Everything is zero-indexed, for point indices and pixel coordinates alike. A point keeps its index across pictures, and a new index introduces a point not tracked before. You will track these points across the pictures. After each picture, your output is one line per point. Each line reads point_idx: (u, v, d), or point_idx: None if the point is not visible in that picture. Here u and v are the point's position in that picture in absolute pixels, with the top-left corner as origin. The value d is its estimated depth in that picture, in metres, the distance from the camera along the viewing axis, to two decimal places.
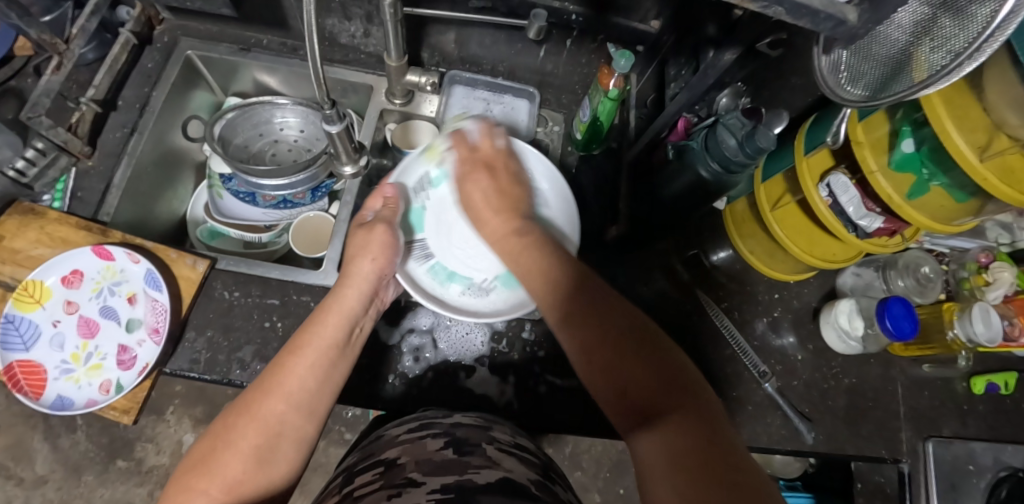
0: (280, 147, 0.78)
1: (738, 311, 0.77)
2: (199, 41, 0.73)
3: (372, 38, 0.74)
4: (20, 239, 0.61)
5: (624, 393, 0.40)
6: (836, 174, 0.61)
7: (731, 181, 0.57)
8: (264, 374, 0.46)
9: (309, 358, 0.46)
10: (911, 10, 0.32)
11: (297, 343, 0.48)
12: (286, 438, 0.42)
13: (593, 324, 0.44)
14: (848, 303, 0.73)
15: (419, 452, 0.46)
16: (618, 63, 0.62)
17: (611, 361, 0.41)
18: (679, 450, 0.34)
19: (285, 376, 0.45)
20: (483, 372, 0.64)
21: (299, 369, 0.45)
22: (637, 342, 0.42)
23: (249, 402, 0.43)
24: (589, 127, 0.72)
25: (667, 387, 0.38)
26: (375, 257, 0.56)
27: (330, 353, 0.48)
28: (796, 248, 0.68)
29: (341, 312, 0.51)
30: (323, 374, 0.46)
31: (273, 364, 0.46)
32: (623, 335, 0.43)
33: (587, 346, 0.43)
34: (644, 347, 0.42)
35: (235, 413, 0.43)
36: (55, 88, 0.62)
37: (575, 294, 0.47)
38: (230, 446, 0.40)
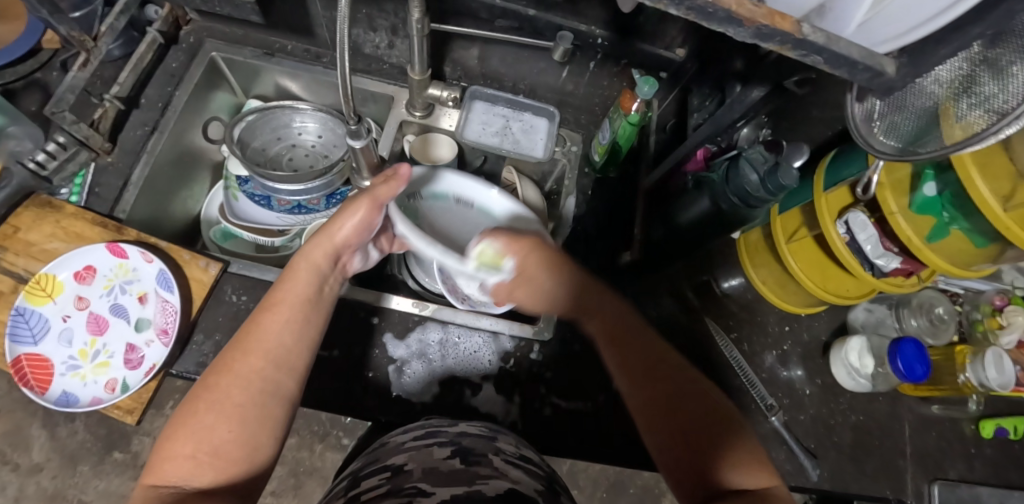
0: (297, 151, 0.79)
1: (748, 342, 0.77)
2: (225, 43, 0.73)
3: (396, 49, 0.74)
4: (35, 231, 0.61)
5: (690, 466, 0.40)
6: (854, 211, 0.62)
7: (751, 214, 0.56)
8: (237, 334, 0.43)
9: (285, 313, 0.44)
10: (951, 65, 0.31)
11: (270, 301, 0.45)
12: (273, 397, 0.40)
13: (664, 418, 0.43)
14: (858, 340, 0.73)
15: (426, 460, 0.46)
16: (641, 90, 0.63)
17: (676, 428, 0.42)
18: None
19: (256, 332, 0.42)
20: (489, 391, 0.64)
21: (277, 325, 0.43)
22: (728, 439, 0.40)
23: (228, 359, 0.41)
24: (607, 149, 0.71)
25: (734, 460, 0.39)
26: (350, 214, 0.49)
27: (306, 307, 0.46)
28: (811, 282, 0.69)
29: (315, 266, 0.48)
30: (302, 330, 0.44)
31: (245, 323, 0.43)
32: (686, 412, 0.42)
33: (661, 434, 0.43)
34: (725, 435, 0.40)
35: (214, 374, 0.40)
36: (79, 84, 0.61)
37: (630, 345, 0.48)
38: (214, 407, 0.38)
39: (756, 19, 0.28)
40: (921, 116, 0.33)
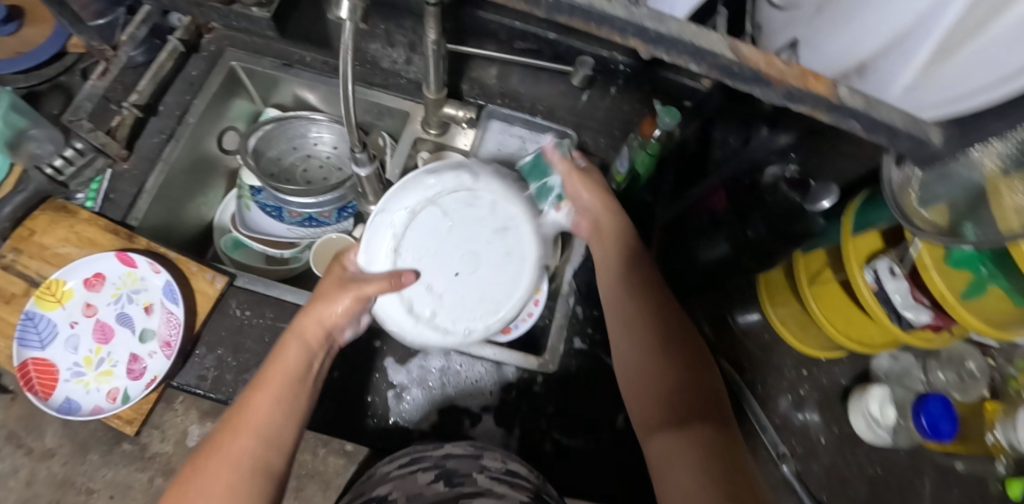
0: (312, 162, 0.79)
1: (761, 384, 0.74)
2: (245, 53, 0.72)
3: (415, 65, 0.73)
4: (50, 235, 0.62)
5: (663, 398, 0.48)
6: (884, 259, 0.59)
7: (773, 259, 0.54)
8: (227, 414, 0.44)
9: (273, 392, 0.45)
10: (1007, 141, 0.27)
11: (260, 379, 0.46)
12: (258, 473, 0.41)
13: (656, 349, 0.51)
14: (882, 389, 0.70)
15: (410, 487, 0.47)
16: (662, 120, 0.60)
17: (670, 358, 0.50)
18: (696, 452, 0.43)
19: (248, 409, 0.44)
20: (489, 422, 0.62)
21: (264, 404, 0.44)
22: (707, 386, 0.49)
23: (216, 440, 0.42)
24: (626, 178, 0.67)
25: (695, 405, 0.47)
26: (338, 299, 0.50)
27: (293, 386, 0.46)
28: (833, 327, 0.66)
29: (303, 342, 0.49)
30: (289, 407, 0.45)
31: (235, 404, 0.45)
32: (671, 354, 0.50)
33: (641, 361, 0.51)
34: (705, 386, 0.49)
35: (203, 455, 0.41)
36: (98, 91, 0.65)
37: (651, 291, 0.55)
38: (203, 487, 0.39)
39: (788, 80, 0.26)
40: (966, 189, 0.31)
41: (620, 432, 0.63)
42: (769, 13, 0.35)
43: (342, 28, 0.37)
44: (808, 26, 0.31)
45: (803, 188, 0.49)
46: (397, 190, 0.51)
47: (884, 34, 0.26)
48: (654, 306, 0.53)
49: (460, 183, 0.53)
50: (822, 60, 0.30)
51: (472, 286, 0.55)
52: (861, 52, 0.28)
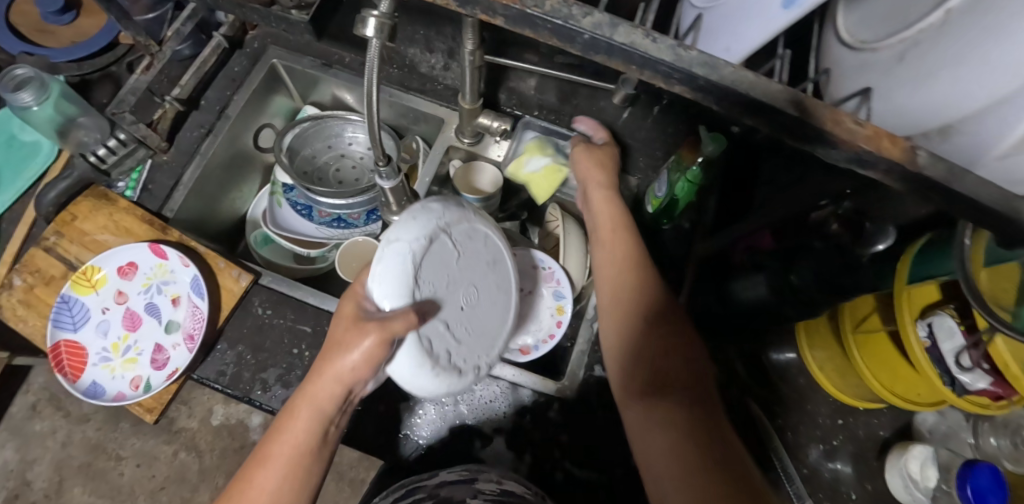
0: (345, 162, 0.79)
1: (792, 431, 0.70)
2: (286, 51, 0.72)
3: (452, 72, 0.71)
4: (89, 222, 0.64)
5: (647, 368, 0.50)
6: (941, 315, 0.55)
7: (815, 310, 0.50)
8: (235, 480, 0.42)
9: (279, 469, 0.41)
10: None
11: (265, 450, 0.42)
12: None
13: (644, 317, 0.51)
14: (925, 449, 0.65)
15: None
16: (707, 147, 0.58)
17: (654, 338, 0.51)
18: (674, 426, 0.45)
19: (251, 487, 0.40)
20: (500, 445, 0.61)
21: (267, 486, 0.40)
22: (699, 362, 0.50)
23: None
24: (663, 203, 0.64)
25: (681, 373, 0.49)
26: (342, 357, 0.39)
27: (301, 460, 0.41)
28: (876, 380, 0.62)
29: (311, 414, 0.41)
30: (296, 486, 0.41)
31: (239, 476, 0.41)
32: (662, 328, 0.51)
33: (626, 333, 0.52)
34: (692, 352, 0.50)
35: None
36: (141, 86, 0.66)
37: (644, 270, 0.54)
38: None
39: (856, 141, 0.22)
40: None
41: (636, 471, 0.60)
42: (832, 50, 0.32)
43: (369, 45, 0.36)
44: (885, 77, 0.28)
45: (857, 227, 0.49)
46: (407, 220, 0.41)
47: (982, 101, 0.23)
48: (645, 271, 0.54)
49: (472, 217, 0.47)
50: (903, 118, 0.27)
51: (495, 330, 0.49)
52: (950, 113, 0.24)
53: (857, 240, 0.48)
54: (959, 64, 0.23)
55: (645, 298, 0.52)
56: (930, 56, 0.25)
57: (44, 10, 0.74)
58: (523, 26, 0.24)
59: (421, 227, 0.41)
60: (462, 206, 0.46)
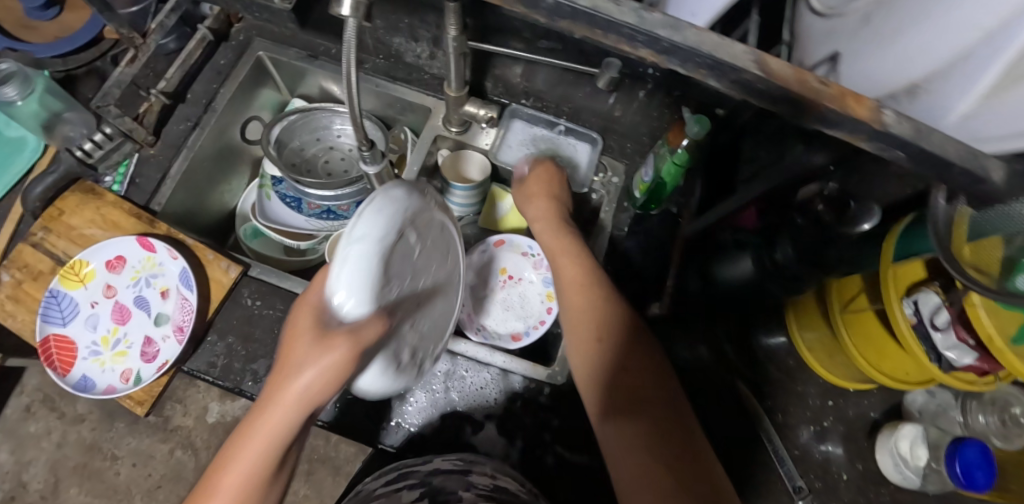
0: (334, 154, 0.79)
1: (783, 413, 0.70)
2: (272, 43, 0.72)
3: (438, 61, 0.71)
4: (77, 216, 0.64)
5: (614, 385, 0.50)
6: (927, 292, 0.56)
7: (802, 288, 0.51)
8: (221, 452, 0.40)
9: (255, 451, 0.37)
10: None
11: (246, 423, 0.38)
12: None
13: (609, 337, 0.52)
14: (915, 428, 0.66)
15: None
16: (691, 129, 0.57)
17: (619, 356, 0.51)
18: (645, 440, 0.46)
19: (219, 483, 0.38)
20: (491, 431, 0.61)
21: (245, 464, 0.37)
22: (665, 378, 0.51)
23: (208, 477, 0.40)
24: (651, 186, 0.63)
25: (651, 390, 0.49)
26: (308, 370, 0.33)
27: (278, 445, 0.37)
28: (864, 359, 0.62)
29: (282, 406, 0.35)
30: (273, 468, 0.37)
31: (226, 445, 0.39)
32: (630, 345, 0.52)
33: (590, 353, 0.52)
34: (653, 366, 0.51)
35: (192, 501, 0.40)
36: (126, 78, 0.66)
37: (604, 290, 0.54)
38: None
39: (822, 101, 0.22)
40: None
41: None
42: (810, 19, 0.35)
43: (346, 25, 0.36)
44: (853, 42, 0.30)
45: (841, 206, 0.45)
46: (369, 212, 0.33)
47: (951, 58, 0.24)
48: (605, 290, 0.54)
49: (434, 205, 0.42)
50: (862, 79, 0.30)
51: (428, 310, 0.46)
52: (914, 73, 0.26)
53: (842, 221, 0.43)
54: (915, 27, 0.26)
55: (608, 318, 0.52)
56: (892, 19, 0.28)
57: (28, 5, 0.73)
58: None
59: (394, 221, 0.34)
60: (424, 194, 0.40)
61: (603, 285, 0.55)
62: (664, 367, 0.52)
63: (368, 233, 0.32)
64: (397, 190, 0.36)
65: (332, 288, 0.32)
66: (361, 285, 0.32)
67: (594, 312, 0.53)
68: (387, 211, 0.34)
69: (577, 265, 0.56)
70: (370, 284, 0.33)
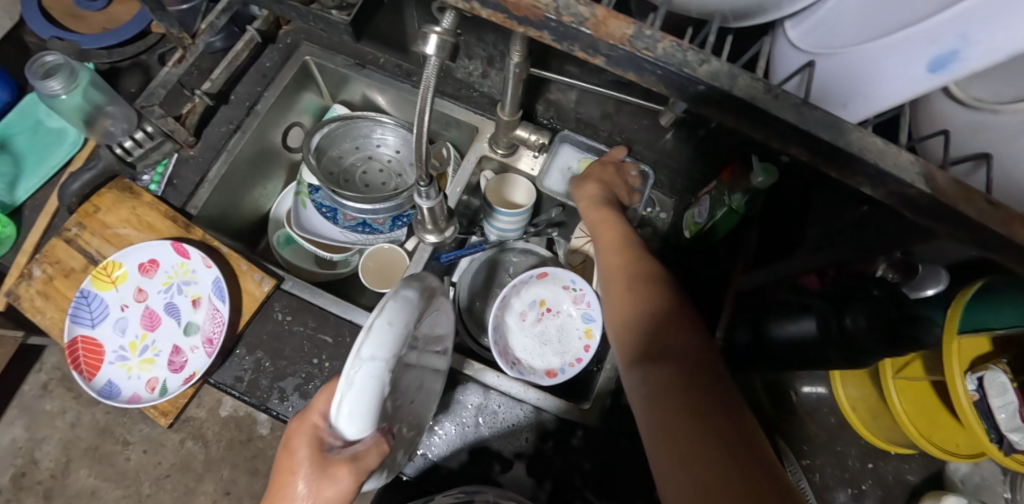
0: (372, 164, 0.77)
1: (820, 471, 0.67)
2: (319, 48, 0.70)
3: (490, 80, 0.68)
4: (112, 215, 0.62)
5: (645, 342, 0.47)
6: (994, 370, 0.52)
7: (865, 360, 0.47)
8: None
9: None
10: None
11: None
12: None
13: (638, 285, 0.50)
14: (959, 500, 0.61)
15: None
16: (757, 179, 0.54)
17: (648, 307, 0.48)
18: (667, 390, 0.42)
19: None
20: (519, 472, 0.59)
21: None
22: (697, 331, 0.47)
23: None
24: (702, 230, 0.63)
25: (684, 347, 0.45)
26: (308, 488, 0.34)
27: None
28: (915, 430, 0.58)
29: None
30: None
31: None
32: (668, 297, 0.49)
33: (622, 307, 0.50)
34: (686, 325, 0.47)
35: None
36: (173, 79, 0.64)
37: (633, 252, 0.53)
38: None
39: None
40: None
41: None
42: (946, 106, 0.29)
43: (427, 63, 0.34)
44: (1010, 143, 0.26)
45: (908, 270, 0.51)
46: (370, 331, 0.33)
47: None
48: (634, 246, 0.54)
49: (435, 293, 0.42)
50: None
51: (422, 391, 0.49)
52: None
53: (907, 283, 0.50)
54: None
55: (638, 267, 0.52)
56: None
57: None
58: (627, 66, 0.25)
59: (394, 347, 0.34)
60: (429, 286, 0.40)
61: (632, 248, 0.54)
62: (698, 324, 0.48)
63: (366, 362, 0.33)
64: (413, 291, 0.37)
65: (335, 414, 0.34)
66: (362, 411, 0.34)
67: (633, 272, 0.51)
68: (387, 330, 0.34)
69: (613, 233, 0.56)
70: (371, 409, 0.34)
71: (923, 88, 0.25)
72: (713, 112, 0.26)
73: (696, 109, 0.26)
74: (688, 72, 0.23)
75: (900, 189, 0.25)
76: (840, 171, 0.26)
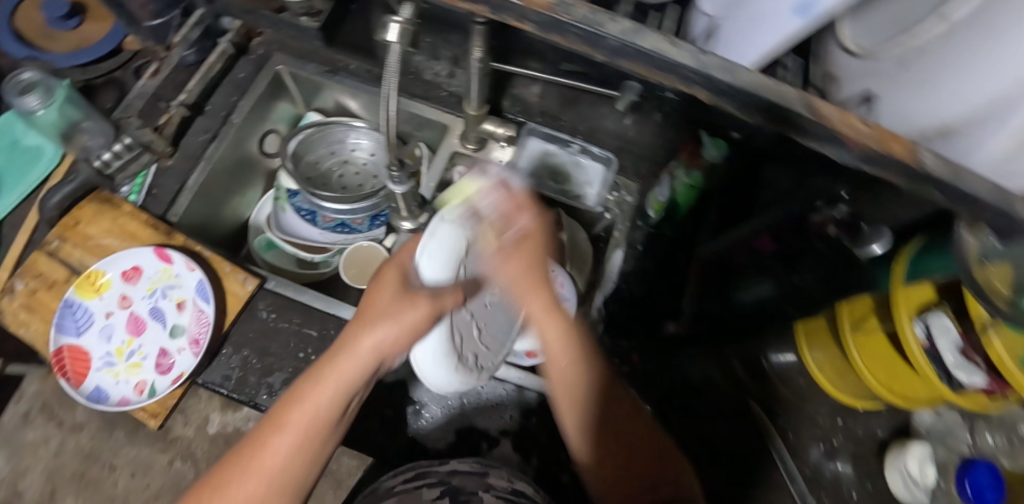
0: (348, 168, 0.79)
1: (792, 431, 0.71)
2: (291, 57, 0.72)
3: (457, 79, 0.73)
4: (93, 226, 0.63)
5: (625, 482, 0.45)
6: (938, 313, 0.56)
7: (817, 308, 0.53)
8: (232, 455, 0.40)
9: (296, 438, 0.40)
10: None
11: (278, 417, 0.40)
12: None
13: (610, 408, 0.47)
14: (923, 448, 0.67)
15: None
16: (708, 150, 0.62)
17: (626, 479, 0.46)
18: None
19: (262, 454, 0.39)
20: (506, 448, 0.61)
21: (284, 449, 0.39)
22: (660, 442, 0.49)
23: (216, 480, 0.39)
24: (666, 208, 0.65)
25: (657, 469, 0.47)
26: (385, 323, 0.42)
27: (316, 433, 0.40)
28: (874, 379, 0.63)
29: (335, 384, 0.41)
30: (308, 457, 0.40)
31: (250, 440, 0.40)
32: (637, 417, 0.49)
33: (596, 454, 0.46)
34: (653, 436, 0.49)
35: (206, 490, 0.39)
36: (148, 92, 0.69)
37: (595, 357, 0.46)
38: None
39: (862, 142, 0.23)
40: None
41: None
42: (841, 58, 0.35)
43: (390, 50, 0.37)
44: (887, 82, 0.31)
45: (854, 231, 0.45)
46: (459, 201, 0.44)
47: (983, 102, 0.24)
48: (592, 378, 0.45)
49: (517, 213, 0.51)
50: (909, 112, 0.28)
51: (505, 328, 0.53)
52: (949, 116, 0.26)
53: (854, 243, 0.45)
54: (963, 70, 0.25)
55: (578, 394, 0.45)
56: (934, 65, 0.27)
57: (51, 15, 0.74)
58: (552, 31, 0.26)
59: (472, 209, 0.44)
60: None
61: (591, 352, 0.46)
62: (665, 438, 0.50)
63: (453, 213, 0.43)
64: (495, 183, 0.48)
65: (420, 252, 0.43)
66: (441, 252, 0.42)
67: (606, 391, 0.47)
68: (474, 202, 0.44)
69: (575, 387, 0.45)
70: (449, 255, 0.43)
71: (791, 31, 0.30)
72: (628, 67, 0.26)
73: (613, 64, 0.27)
74: (599, 28, 0.25)
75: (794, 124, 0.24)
76: (742, 114, 0.25)
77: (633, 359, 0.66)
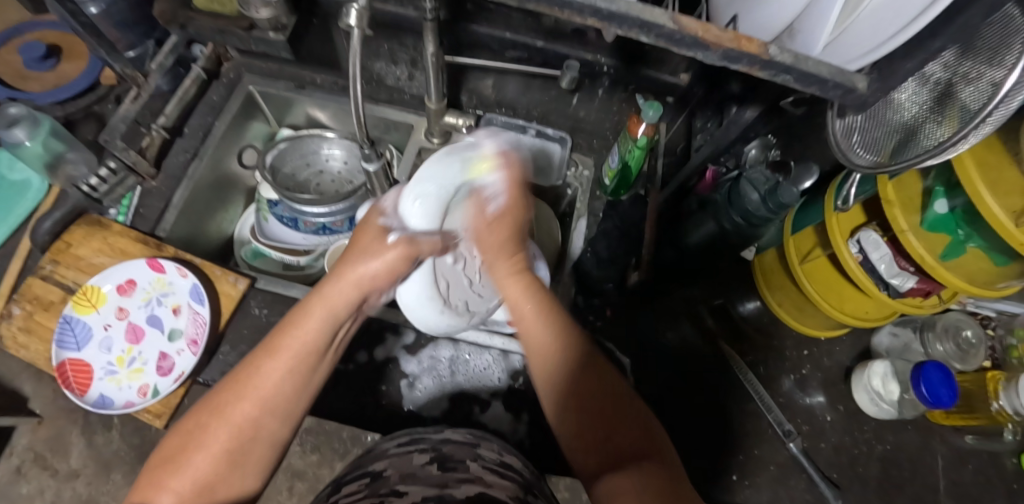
0: (324, 177, 0.83)
1: (764, 366, 0.76)
2: (259, 77, 0.78)
3: (416, 81, 0.81)
4: (84, 247, 0.67)
5: (604, 443, 0.44)
6: (866, 229, 0.63)
7: (755, 232, 0.59)
8: (238, 368, 0.44)
9: (287, 363, 0.44)
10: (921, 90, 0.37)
11: (274, 342, 0.44)
12: (259, 440, 0.43)
13: (591, 376, 0.47)
14: (883, 364, 0.72)
15: (404, 466, 0.49)
16: (647, 113, 0.63)
17: (603, 439, 0.45)
18: None
19: (256, 377, 0.43)
20: (498, 408, 0.65)
21: (275, 374, 0.43)
22: (647, 423, 0.46)
23: (220, 396, 0.43)
24: (617, 173, 0.71)
25: (639, 444, 0.44)
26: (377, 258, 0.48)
27: (310, 359, 0.45)
28: (828, 304, 0.68)
29: (325, 311, 0.46)
30: (301, 381, 0.45)
31: (246, 362, 0.44)
32: (622, 397, 0.47)
33: (576, 418, 0.46)
34: (637, 416, 0.46)
35: (210, 413, 0.42)
36: (131, 115, 0.73)
37: (578, 339, 0.48)
38: (202, 447, 0.41)
39: (723, 42, 0.29)
40: (894, 132, 0.37)
41: None
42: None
43: (351, 32, 0.43)
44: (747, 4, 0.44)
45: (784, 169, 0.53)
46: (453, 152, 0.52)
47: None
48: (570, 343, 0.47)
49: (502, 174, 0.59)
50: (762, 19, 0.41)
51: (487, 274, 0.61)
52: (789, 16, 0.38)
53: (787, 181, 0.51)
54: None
55: (563, 368, 0.47)
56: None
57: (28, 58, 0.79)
58: None
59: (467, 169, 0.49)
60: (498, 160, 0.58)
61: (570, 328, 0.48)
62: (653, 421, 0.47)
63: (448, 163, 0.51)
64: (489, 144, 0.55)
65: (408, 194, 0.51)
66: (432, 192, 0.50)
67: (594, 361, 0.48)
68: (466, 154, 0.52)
69: (552, 359, 0.47)
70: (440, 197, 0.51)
71: None
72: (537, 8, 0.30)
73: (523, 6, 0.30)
74: None
75: (661, 33, 0.29)
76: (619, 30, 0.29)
77: (607, 313, 0.76)
